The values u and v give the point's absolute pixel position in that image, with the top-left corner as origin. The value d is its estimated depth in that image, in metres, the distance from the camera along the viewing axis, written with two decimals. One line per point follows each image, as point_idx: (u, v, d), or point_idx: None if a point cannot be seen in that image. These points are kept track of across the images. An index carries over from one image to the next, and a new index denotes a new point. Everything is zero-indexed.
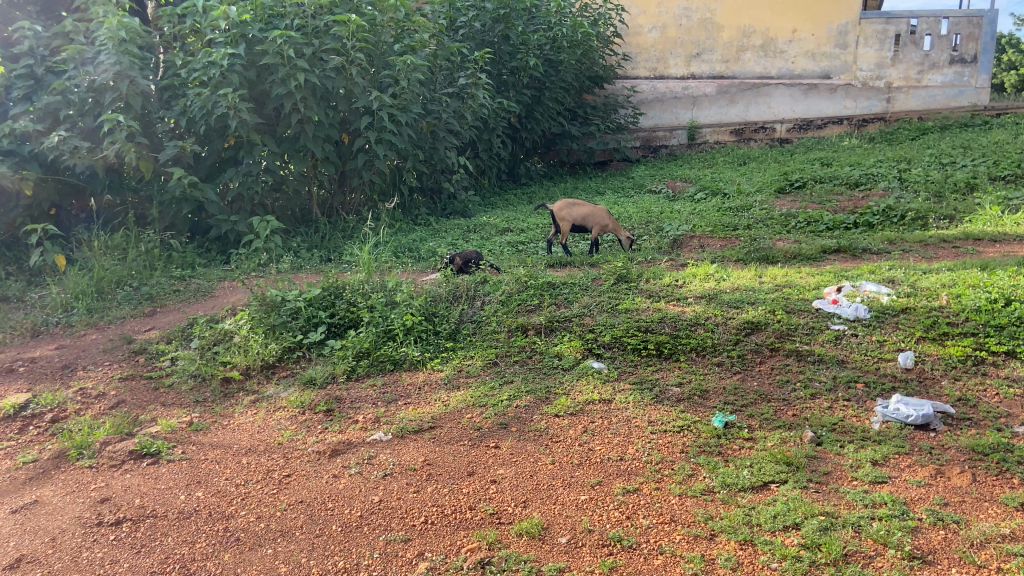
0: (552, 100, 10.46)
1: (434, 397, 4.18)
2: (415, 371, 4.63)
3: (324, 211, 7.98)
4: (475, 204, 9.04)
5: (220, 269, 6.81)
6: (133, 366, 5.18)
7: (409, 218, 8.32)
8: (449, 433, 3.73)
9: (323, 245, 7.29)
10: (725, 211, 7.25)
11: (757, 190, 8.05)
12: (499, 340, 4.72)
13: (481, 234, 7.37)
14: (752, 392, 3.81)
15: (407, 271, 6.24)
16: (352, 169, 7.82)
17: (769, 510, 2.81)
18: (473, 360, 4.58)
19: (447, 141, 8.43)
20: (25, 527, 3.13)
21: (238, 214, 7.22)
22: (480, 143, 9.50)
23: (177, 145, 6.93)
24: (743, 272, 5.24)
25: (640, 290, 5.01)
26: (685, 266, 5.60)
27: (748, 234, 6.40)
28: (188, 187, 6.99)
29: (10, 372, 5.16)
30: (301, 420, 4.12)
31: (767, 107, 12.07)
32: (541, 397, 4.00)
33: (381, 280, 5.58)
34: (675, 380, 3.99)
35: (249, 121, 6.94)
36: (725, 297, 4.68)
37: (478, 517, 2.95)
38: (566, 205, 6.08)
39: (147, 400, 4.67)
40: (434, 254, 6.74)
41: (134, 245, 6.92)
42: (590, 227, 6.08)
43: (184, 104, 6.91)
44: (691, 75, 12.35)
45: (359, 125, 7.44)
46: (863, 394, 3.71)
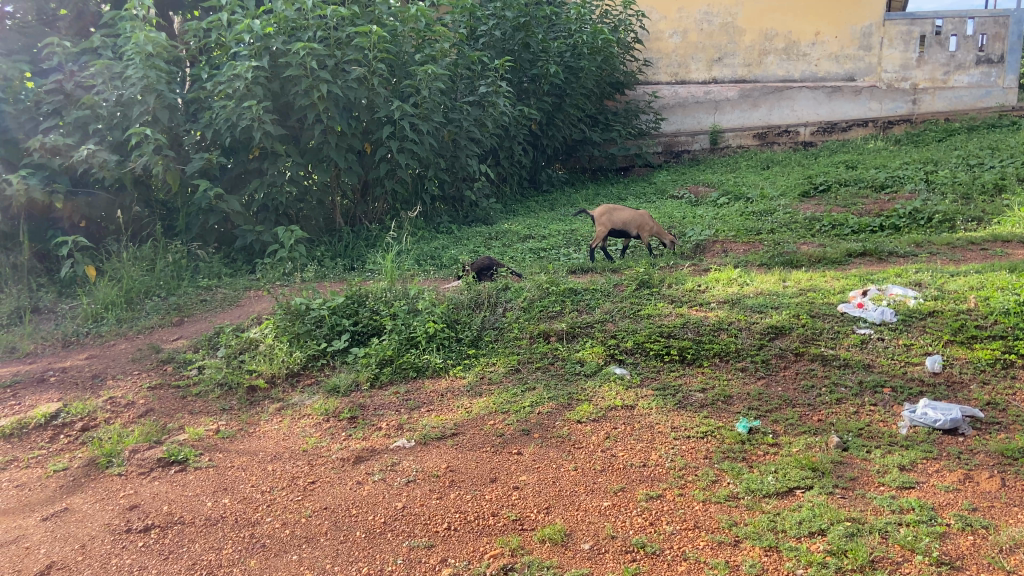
0: (573, 106, 10.45)
1: (457, 404, 4.20)
2: (437, 378, 4.66)
3: (347, 220, 8.04)
4: (497, 212, 9.06)
5: (245, 278, 6.90)
6: (161, 374, 5.28)
7: (432, 226, 8.35)
8: (472, 439, 3.75)
9: (347, 253, 7.36)
10: (749, 215, 7.20)
11: (781, 194, 7.99)
12: (521, 347, 4.73)
13: (503, 241, 7.39)
14: (776, 397, 3.77)
15: (429, 279, 6.27)
16: (374, 178, 7.89)
17: (794, 516, 2.78)
18: (495, 366, 4.60)
19: (468, 149, 8.46)
20: (56, 533, 3.19)
21: (263, 224, 7.32)
22: (502, 151, 9.52)
23: (203, 157, 7.06)
24: (767, 276, 5.19)
25: (662, 295, 4.97)
26: (708, 271, 5.55)
27: (772, 238, 6.35)
28: (214, 198, 7.11)
29: (42, 382, 5.28)
30: (325, 427, 4.16)
31: (791, 110, 11.97)
32: (564, 404, 4.01)
33: (404, 287, 5.62)
34: (697, 386, 3.97)
35: (274, 131, 7.04)
36: (749, 302, 4.63)
37: (501, 523, 2.96)
38: (607, 211, 6.03)
39: (175, 408, 4.76)
40: (457, 261, 6.77)
41: (162, 256, 7.04)
42: (631, 231, 6.03)
43: (210, 117, 7.03)
44: (713, 79, 12.30)
45: (382, 135, 7.51)
46: (891, 399, 3.66)
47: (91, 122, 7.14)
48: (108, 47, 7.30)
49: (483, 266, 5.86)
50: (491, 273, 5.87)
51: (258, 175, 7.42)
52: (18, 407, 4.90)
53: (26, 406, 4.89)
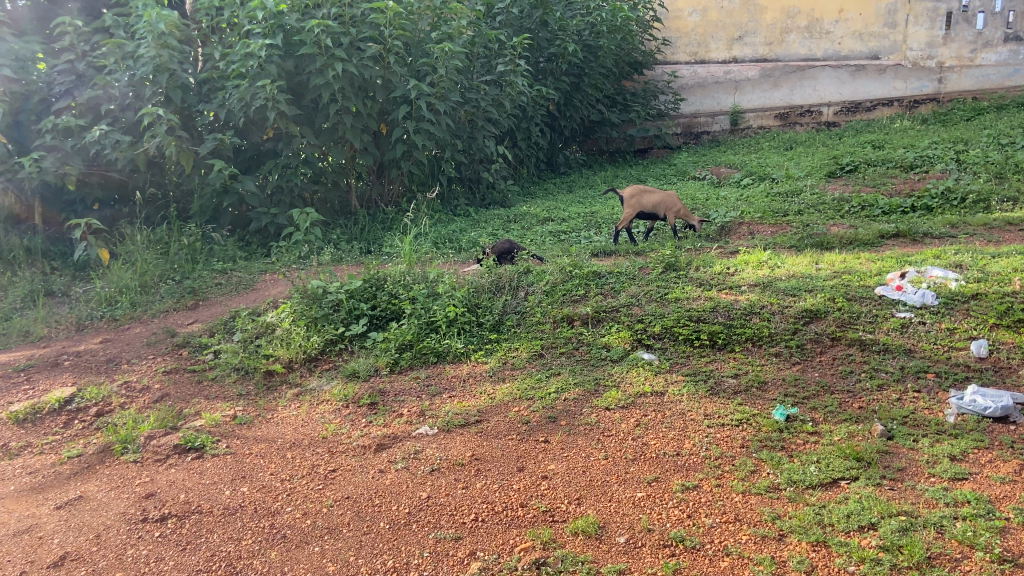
0: (591, 87, 10.23)
1: (480, 390, 4.08)
2: (458, 363, 4.54)
3: (363, 203, 7.90)
4: (514, 194, 8.88)
5: (261, 261, 6.78)
6: (177, 359, 5.20)
7: (449, 208, 8.18)
8: (497, 426, 3.62)
9: (363, 236, 7.22)
10: (775, 196, 7.00)
11: (807, 175, 7.78)
12: (544, 333, 4.60)
13: (523, 224, 7.24)
14: (814, 383, 3.63)
15: (448, 262, 6.13)
16: (390, 160, 7.74)
17: (841, 509, 2.64)
18: (518, 353, 4.48)
19: (485, 130, 8.28)
20: (70, 523, 3.10)
21: (278, 206, 7.21)
22: (519, 133, 9.34)
23: (217, 138, 6.93)
24: (799, 257, 5.00)
25: (690, 278, 4.79)
26: (736, 252, 5.37)
27: (800, 220, 6.16)
28: (228, 179, 6.99)
29: (57, 366, 5.22)
30: (345, 413, 4.06)
31: (813, 90, 11.66)
32: (590, 390, 3.89)
33: (423, 270, 5.48)
34: (730, 371, 3.82)
35: (288, 111, 6.92)
36: (781, 285, 4.45)
37: (530, 514, 2.83)
38: (636, 192, 5.83)
39: (191, 394, 4.68)
40: (476, 245, 6.64)
41: (176, 239, 6.94)
42: (660, 214, 5.86)
43: (223, 97, 6.92)
44: (733, 58, 11.98)
45: (397, 115, 7.36)
46: (935, 385, 3.51)
47: (104, 103, 7.05)
48: (120, 26, 7.19)
49: (502, 249, 5.70)
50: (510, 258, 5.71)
51: (273, 157, 7.30)
52: (32, 391, 4.83)
53: (40, 391, 4.82)
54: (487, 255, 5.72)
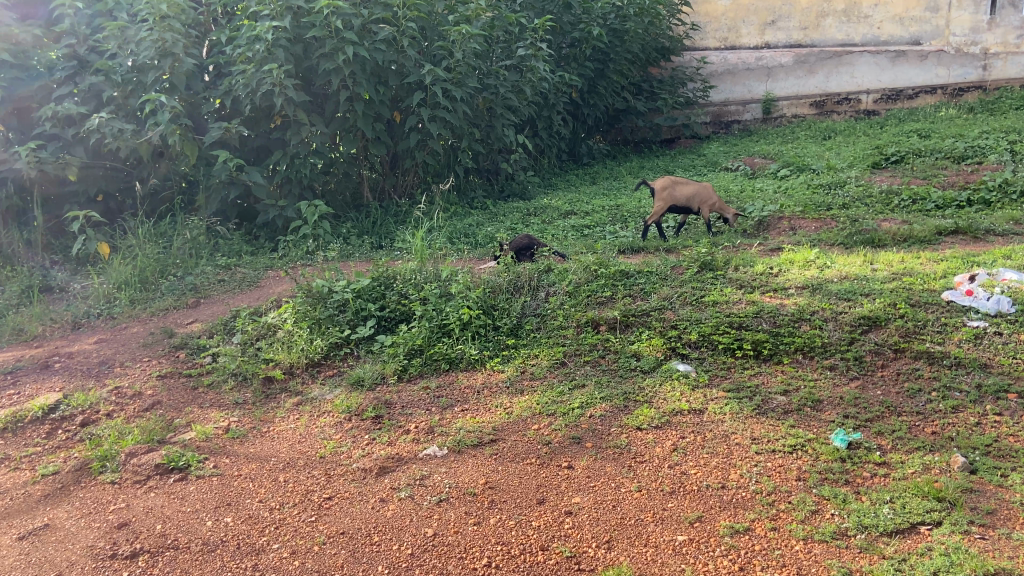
0: (617, 73, 9.74)
1: (496, 404, 3.68)
2: (473, 372, 4.15)
3: (376, 195, 7.51)
4: (535, 185, 8.43)
5: (267, 256, 6.41)
6: (172, 362, 4.85)
7: (465, 201, 7.76)
8: (514, 447, 3.21)
9: (375, 230, 6.83)
10: (816, 188, 6.51)
11: (849, 166, 7.28)
12: (568, 339, 4.19)
13: (544, 218, 6.81)
14: (876, 403, 3.19)
15: (464, 259, 5.73)
16: (404, 149, 7.34)
17: (926, 565, 2.21)
18: (538, 361, 4.07)
19: (505, 118, 7.81)
20: (30, 558, 2.73)
21: (287, 198, 6.84)
22: (541, 121, 8.88)
23: (222, 126, 6.58)
24: (851, 257, 4.53)
25: (729, 278, 4.33)
26: (779, 250, 4.91)
27: (846, 214, 5.68)
28: (234, 170, 6.64)
29: (47, 368, 4.88)
30: (347, 428, 3.66)
31: (850, 77, 11.11)
32: (619, 406, 3.47)
33: (436, 268, 5.08)
34: (778, 387, 3.38)
35: (297, 98, 6.54)
36: (833, 287, 3.99)
37: (552, 560, 2.43)
38: (669, 183, 5.35)
39: (185, 402, 4.32)
40: (494, 240, 6.22)
41: (180, 232, 6.59)
42: (694, 207, 5.41)
43: (229, 83, 6.56)
44: (765, 44, 11.43)
45: (412, 102, 6.95)
46: (1018, 407, 3.05)
47: (106, 89, 6.71)
48: (123, 9, 6.86)
49: (522, 245, 5.28)
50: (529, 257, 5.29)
51: (282, 146, 6.93)
52: (17, 397, 4.49)
53: (25, 397, 4.48)
54: (503, 250, 5.30)
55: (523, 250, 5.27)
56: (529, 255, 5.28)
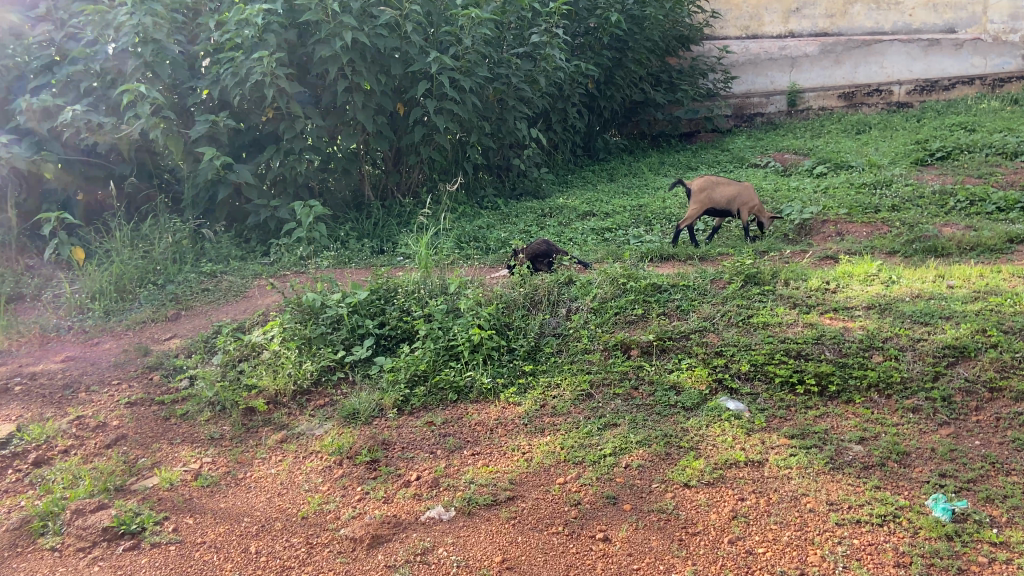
0: (635, 62, 9.11)
1: (513, 448, 3.12)
2: (484, 404, 3.59)
3: (378, 193, 6.94)
4: (549, 183, 7.80)
5: (258, 262, 5.86)
6: (144, 387, 4.30)
7: (475, 200, 7.17)
8: (536, 509, 2.65)
9: (375, 233, 6.27)
10: (861, 187, 5.91)
11: (892, 162, 6.68)
12: (593, 366, 3.62)
13: (560, 220, 6.23)
14: (977, 458, 2.64)
15: (473, 268, 5.17)
16: (408, 144, 6.75)
17: None
18: (560, 394, 3.51)
19: (516, 110, 7.21)
20: None
21: (280, 198, 6.28)
22: (554, 114, 8.28)
23: (208, 119, 6.01)
24: (918, 269, 3.94)
25: (780, 295, 3.75)
26: (832, 261, 4.32)
27: (899, 218, 5.10)
28: (222, 167, 6.07)
29: (4, 392, 4.33)
30: (337, 476, 3.11)
31: (880, 67, 10.47)
32: (659, 453, 2.91)
33: (442, 279, 4.50)
34: (853, 434, 2.82)
35: (291, 88, 5.96)
36: (907, 308, 3.41)
37: None
38: (708, 183, 4.83)
39: (153, 436, 3.77)
40: (506, 246, 5.66)
41: (162, 234, 6.03)
42: (735, 209, 4.90)
43: (216, 72, 5.98)
44: (789, 33, 10.69)
45: (416, 93, 6.37)
46: None
47: (86, 79, 6.15)
48: None
49: (537, 254, 4.70)
50: (543, 268, 4.72)
51: (275, 141, 6.35)
52: None
53: None
54: (517, 259, 4.74)
55: (538, 260, 4.70)
56: (544, 266, 4.71)
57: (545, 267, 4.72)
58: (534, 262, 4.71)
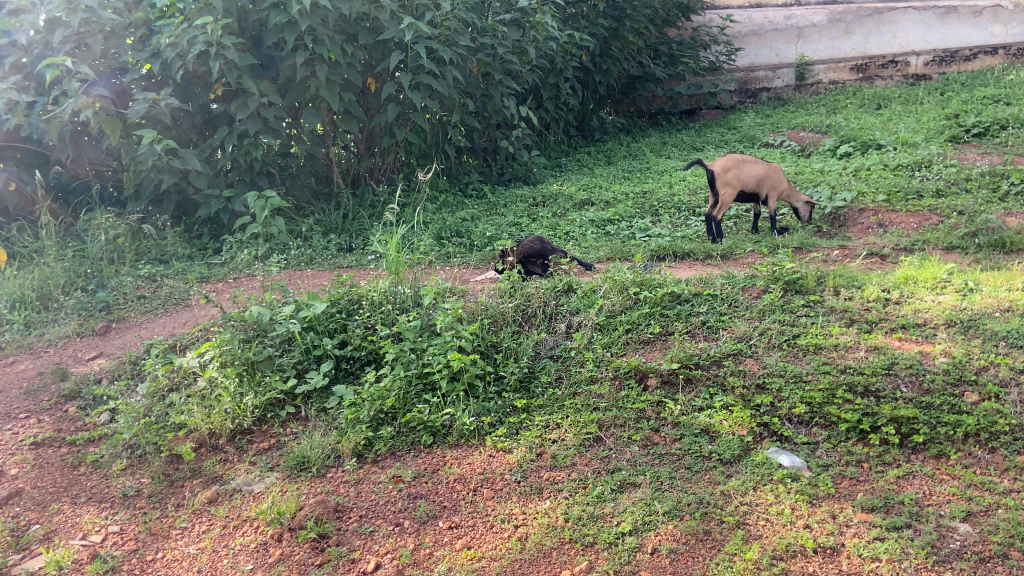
0: (633, 32, 8.30)
1: (505, 520, 2.42)
2: (466, 450, 2.88)
3: (349, 180, 6.17)
4: (541, 167, 7.02)
5: (207, 263, 5.10)
6: (56, 423, 3.55)
7: (458, 186, 6.40)
8: None
9: (343, 227, 5.51)
10: (897, 168, 5.18)
11: (924, 139, 5.96)
12: (602, 401, 2.92)
13: (553, 210, 5.49)
14: None
15: (454, 271, 4.43)
16: (381, 125, 5.97)
17: None
18: (561, 439, 2.80)
19: (503, 85, 6.41)
20: None
21: (234, 188, 5.50)
22: (546, 90, 7.48)
23: (149, 98, 5.20)
24: (995, 272, 3.23)
25: (832, 307, 3.03)
26: (883, 263, 3.60)
27: (949, 204, 4.38)
28: (165, 154, 5.28)
29: None
30: (275, 560, 2.41)
31: (892, 37, 9.71)
32: (697, 532, 2.21)
33: (415, 286, 3.74)
34: (956, 508, 2.14)
35: (242, 61, 5.16)
36: (999, 328, 2.71)
37: None
38: (733, 161, 4.42)
39: (54, 493, 3.03)
40: (492, 243, 4.93)
41: (98, 231, 5.24)
42: (764, 193, 4.45)
43: (157, 43, 5.18)
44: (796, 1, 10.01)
45: (388, 66, 5.58)
46: None
47: (11, 53, 5.32)
48: None
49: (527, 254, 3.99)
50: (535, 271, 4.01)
51: (227, 122, 5.56)
52: None
53: None
54: (505, 260, 4.04)
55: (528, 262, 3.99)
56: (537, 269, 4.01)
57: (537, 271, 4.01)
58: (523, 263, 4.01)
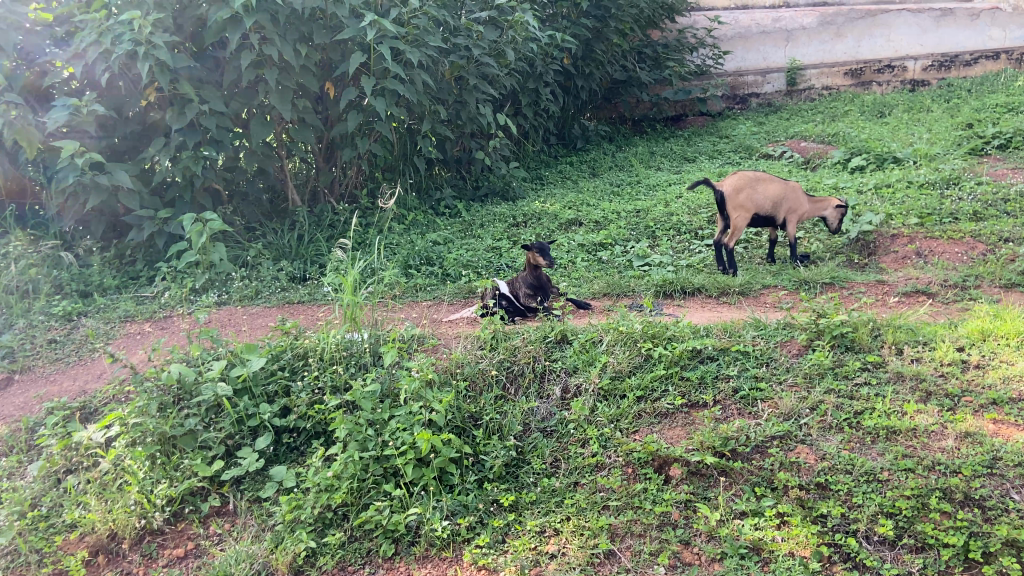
0: (618, 33, 7.68)
1: None
2: (437, 567, 2.22)
3: (305, 197, 5.46)
4: (521, 180, 6.37)
5: (136, 297, 4.37)
6: None
7: (428, 203, 5.73)
8: None
9: (297, 252, 4.81)
10: (924, 186, 4.61)
11: (945, 151, 5.41)
12: (613, 498, 2.28)
13: (537, 231, 4.85)
14: None
15: (425, 310, 3.77)
16: (341, 135, 5.27)
17: None
18: (562, 553, 2.14)
19: (479, 90, 5.75)
20: None
21: (171, 208, 4.77)
22: (524, 96, 6.81)
23: (68, 104, 4.45)
24: None
25: (897, 372, 2.42)
26: (938, 308, 3.01)
27: (995, 229, 3.81)
28: (89, 169, 4.54)
29: None
30: None
31: (886, 40, 9.24)
32: None
33: (376, 336, 3.06)
34: None
35: (176, 62, 4.42)
36: None
37: None
38: (748, 181, 3.78)
39: None
40: (469, 272, 4.27)
41: (8, 260, 4.48)
42: (781, 217, 3.84)
43: (76, 40, 4.42)
44: (784, 3, 9.53)
45: (348, 69, 4.88)
46: None
47: None
48: None
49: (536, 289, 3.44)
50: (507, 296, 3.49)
51: (164, 133, 4.82)
52: None
53: None
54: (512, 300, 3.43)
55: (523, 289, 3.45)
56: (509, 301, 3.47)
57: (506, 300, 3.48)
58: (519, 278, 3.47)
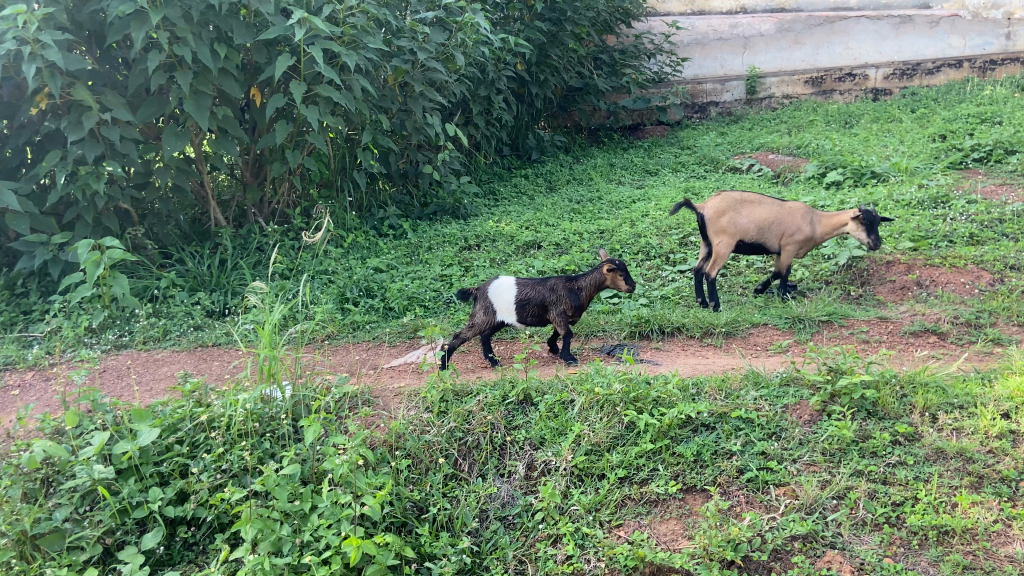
0: (573, 38, 7.24)
1: None
2: None
3: (229, 217, 4.85)
4: (473, 195, 5.87)
5: (24, 337, 3.72)
6: None
7: (370, 222, 5.18)
8: None
9: (218, 281, 4.21)
10: (912, 204, 4.26)
11: (925, 165, 5.09)
12: None
13: (491, 256, 4.34)
14: None
15: (365, 356, 3.24)
16: (269, 147, 4.68)
17: None
18: None
19: (425, 98, 5.21)
20: None
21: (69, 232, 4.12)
22: (475, 104, 6.30)
23: None
24: None
25: (933, 448, 2.13)
26: (959, 356, 2.60)
27: (999, 254, 3.45)
28: None
29: None
30: None
31: (845, 48, 8.98)
32: None
33: (299, 398, 2.51)
34: None
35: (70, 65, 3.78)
36: None
37: None
38: (732, 203, 3.37)
39: None
40: (415, 306, 3.75)
41: None
42: (770, 244, 3.41)
43: None
44: (742, 8, 9.24)
45: (275, 74, 4.30)
46: None
47: None
48: None
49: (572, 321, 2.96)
50: (536, 296, 2.88)
51: (61, 145, 4.18)
52: None
53: None
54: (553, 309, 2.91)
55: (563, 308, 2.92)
56: (525, 304, 2.88)
57: (522, 304, 2.87)
58: (572, 288, 2.94)
